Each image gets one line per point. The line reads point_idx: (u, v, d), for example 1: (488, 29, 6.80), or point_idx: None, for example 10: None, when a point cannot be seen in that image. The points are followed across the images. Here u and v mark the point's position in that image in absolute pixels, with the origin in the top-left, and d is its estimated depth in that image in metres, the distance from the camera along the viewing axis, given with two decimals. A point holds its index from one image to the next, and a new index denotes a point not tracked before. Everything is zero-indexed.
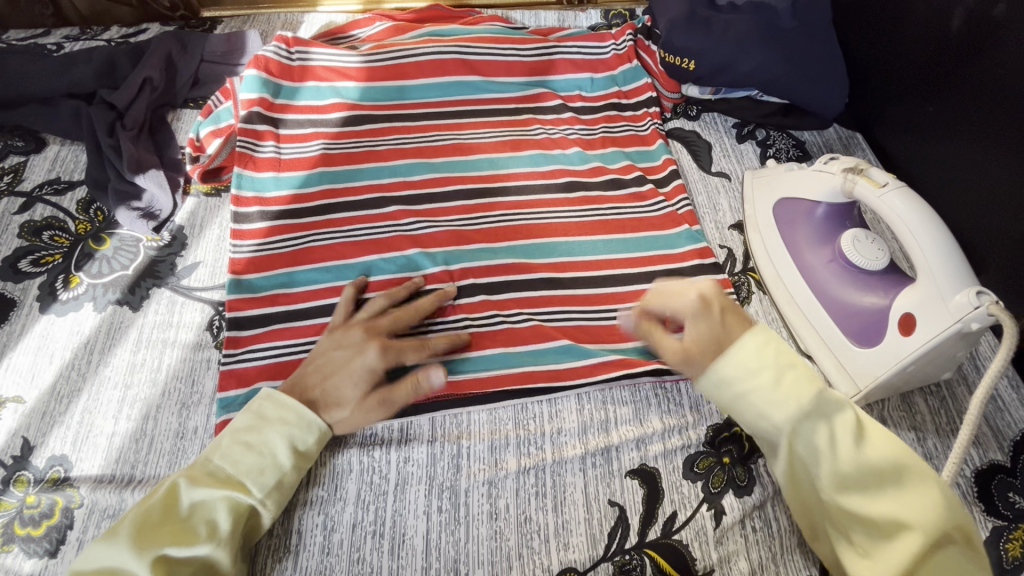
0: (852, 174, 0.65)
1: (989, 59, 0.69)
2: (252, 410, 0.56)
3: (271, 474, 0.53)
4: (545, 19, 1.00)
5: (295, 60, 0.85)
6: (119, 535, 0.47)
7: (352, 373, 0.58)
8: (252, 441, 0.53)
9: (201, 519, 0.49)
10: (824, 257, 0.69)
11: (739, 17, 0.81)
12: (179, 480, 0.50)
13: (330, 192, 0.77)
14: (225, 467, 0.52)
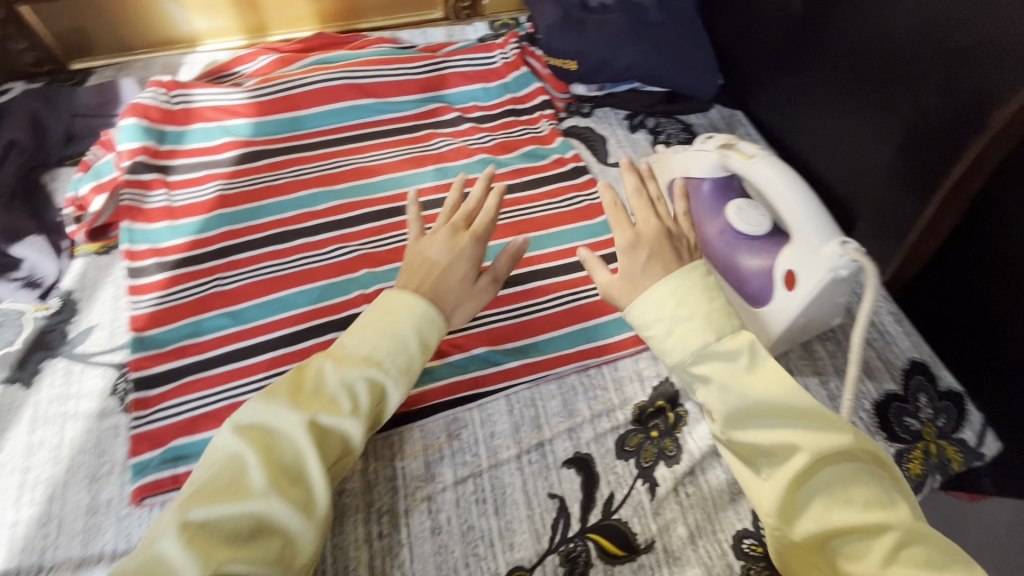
0: (725, 150, 0.71)
1: (829, 33, 0.75)
2: (379, 305, 0.55)
3: (408, 359, 0.53)
4: (433, 36, 1.01)
5: (177, 104, 0.83)
6: (274, 399, 0.48)
7: (451, 260, 0.58)
8: (385, 328, 0.53)
9: (343, 391, 0.50)
10: (717, 228, 0.73)
11: (610, 17, 0.86)
12: (324, 362, 0.51)
13: (231, 233, 0.75)
14: (359, 351, 0.52)
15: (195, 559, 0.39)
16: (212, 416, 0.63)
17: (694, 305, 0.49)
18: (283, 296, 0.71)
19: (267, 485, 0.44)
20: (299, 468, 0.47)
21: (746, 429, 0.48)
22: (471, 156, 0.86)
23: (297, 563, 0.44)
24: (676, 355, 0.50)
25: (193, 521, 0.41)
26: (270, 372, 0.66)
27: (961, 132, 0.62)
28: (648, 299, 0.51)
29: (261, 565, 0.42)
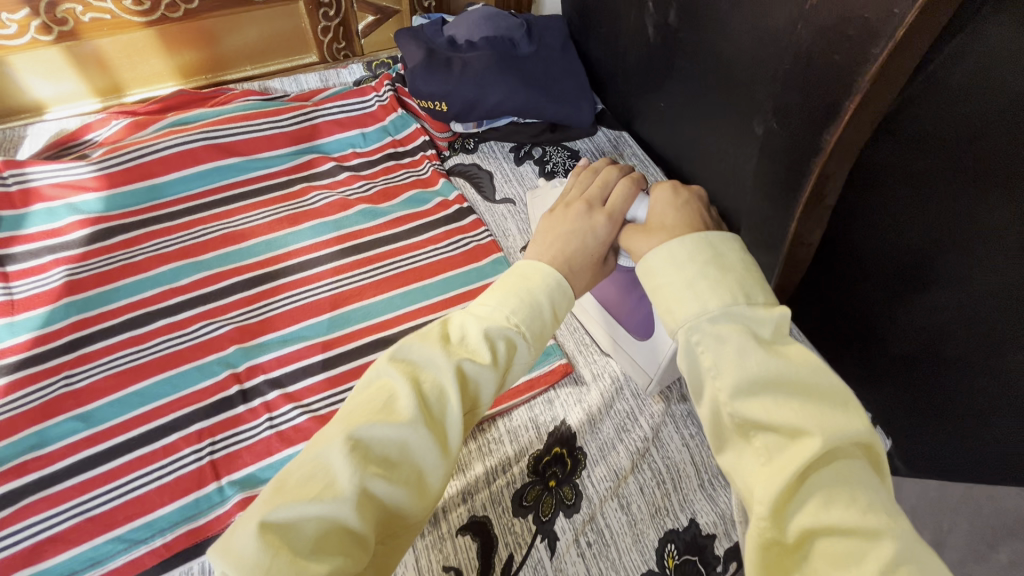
0: None
1: (681, 59, 0.76)
2: (513, 273, 0.52)
3: (533, 319, 0.48)
4: (307, 82, 0.98)
5: (12, 184, 0.76)
6: (427, 340, 0.46)
7: (601, 219, 0.57)
8: (509, 289, 0.49)
9: (427, 387, 0.43)
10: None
11: (477, 54, 0.84)
12: (467, 315, 0.48)
13: (81, 323, 0.69)
14: (500, 304, 0.49)
15: (351, 471, 0.38)
16: (58, 540, 0.56)
17: (722, 262, 0.47)
18: (141, 387, 0.65)
19: (416, 415, 0.41)
20: (435, 409, 0.43)
21: (756, 394, 0.41)
22: (349, 208, 0.82)
23: (426, 497, 0.42)
24: (691, 310, 0.45)
25: (347, 434, 0.40)
26: (127, 476, 0.60)
27: (804, 152, 0.62)
28: (679, 249, 0.48)
29: (398, 492, 0.39)
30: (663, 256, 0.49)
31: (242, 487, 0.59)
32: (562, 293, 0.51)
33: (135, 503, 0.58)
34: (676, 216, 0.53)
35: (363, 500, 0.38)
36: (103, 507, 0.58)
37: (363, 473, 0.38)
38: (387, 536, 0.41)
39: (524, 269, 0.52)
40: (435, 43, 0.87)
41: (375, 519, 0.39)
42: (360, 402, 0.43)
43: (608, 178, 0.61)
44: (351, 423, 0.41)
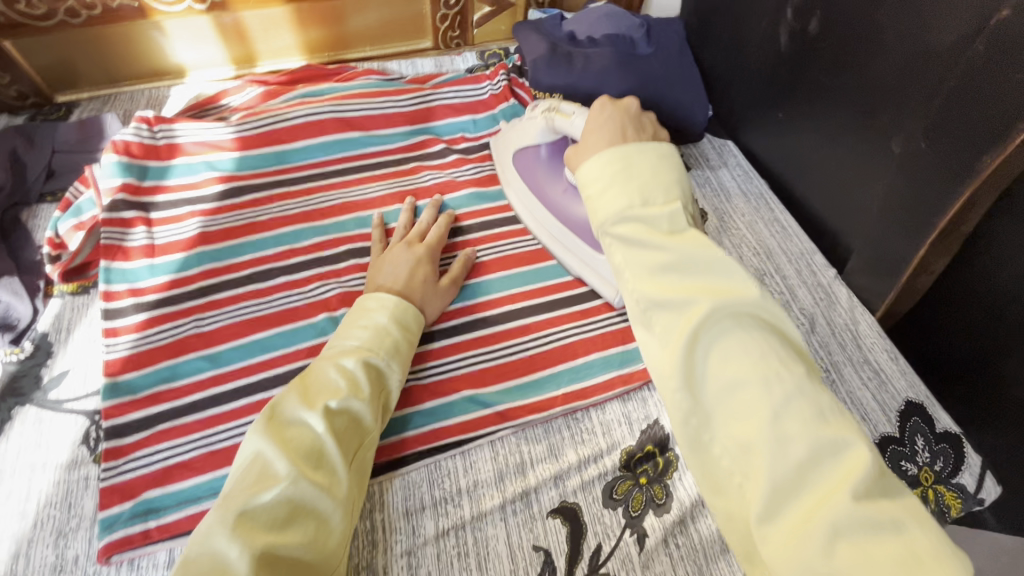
0: (549, 113, 0.76)
1: (815, 70, 0.75)
2: (356, 309, 0.64)
3: (388, 342, 0.61)
4: (422, 66, 1.01)
5: (160, 139, 0.82)
6: (287, 400, 0.53)
7: (426, 265, 0.72)
8: (365, 324, 0.62)
9: (297, 438, 0.50)
10: (560, 187, 0.79)
11: (599, 50, 0.86)
12: (314, 366, 0.57)
13: (211, 272, 0.74)
14: (349, 345, 0.59)
15: (243, 544, 0.42)
16: (185, 467, 0.61)
17: (634, 172, 0.53)
18: (263, 336, 0.69)
19: (294, 469, 0.48)
20: (317, 453, 0.50)
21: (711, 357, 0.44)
22: (457, 190, 0.85)
23: (330, 543, 0.47)
24: (603, 215, 0.53)
25: (234, 514, 0.44)
26: (246, 417, 0.64)
27: (946, 172, 0.61)
28: (596, 165, 0.55)
29: (299, 546, 0.45)
30: (585, 175, 0.55)
31: None
32: (385, 336, 0.61)
33: None
34: (602, 132, 0.59)
35: (264, 564, 0.42)
36: (224, 442, 0.62)
37: (254, 545, 0.42)
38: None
39: (366, 305, 0.64)
40: (556, 36, 0.89)
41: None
42: (234, 484, 0.48)
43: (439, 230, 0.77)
44: (233, 502, 0.45)
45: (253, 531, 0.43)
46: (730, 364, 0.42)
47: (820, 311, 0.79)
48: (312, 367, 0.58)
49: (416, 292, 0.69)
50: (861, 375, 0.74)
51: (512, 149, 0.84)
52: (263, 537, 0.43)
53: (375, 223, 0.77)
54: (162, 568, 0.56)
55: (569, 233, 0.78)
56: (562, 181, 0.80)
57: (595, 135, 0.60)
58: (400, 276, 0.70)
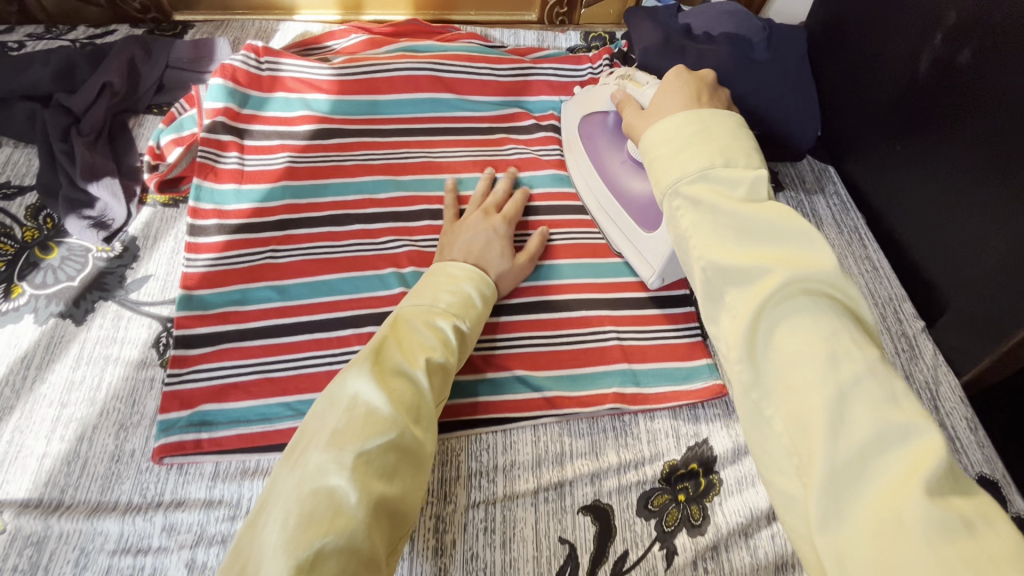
0: (623, 80, 0.70)
1: (957, 105, 0.68)
2: (440, 271, 0.64)
3: (473, 310, 0.61)
4: (524, 39, 1.00)
5: (265, 70, 0.83)
6: (385, 349, 0.52)
7: (502, 238, 0.71)
8: (452, 290, 0.61)
9: (400, 387, 0.50)
10: (618, 158, 0.76)
11: (715, 48, 0.81)
12: (410, 318, 0.57)
13: (293, 207, 0.75)
14: (439, 306, 0.59)
15: (361, 489, 0.43)
16: (241, 388, 0.63)
17: (715, 137, 0.48)
18: (330, 279, 0.71)
19: (402, 420, 0.47)
20: (417, 407, 0.50)
21: (711, 245, 0.45)
22: (540, 168, 0.83)
23: (417, 496, 0.48)
24: (670, 177, 0.49)
25: (350, 458, 0.44)
26: (304, 352, 0.65)
27: None
28: (669, 125, 0.51)
29: (398, 497, 0.46)
30: (658, 138, 0.51)
31: None
32: (472, 306, 0.61)
33: (307, 378, 0.64)
34: (675, 95, 0.56)
35: (375, 510, 0.43)
36: (280, 372, 0.64)
37: (371, 493, 0.43)
38: (395, 546, 0.46)
39: (451, 273, 0.63)
40: (671, 27, 0.85)
41: (385, 532, 0.44)
42: (338, 427, 0.46)
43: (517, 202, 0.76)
44: (344, 445, 0.44)
45: (362, 482, 0.43)
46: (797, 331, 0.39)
47: (900, 362, 0.74)
48: (406, 317, 0.57)
49: (491, 265, 0.68)
50: None
51: (580, 113, 0.81)
52: (371, 488, 0.43)
53: (449, 190, 0.76)
54: (206, 479, 0.58)
55: (617, 205, 0.75)
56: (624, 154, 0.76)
57: (665, 104, 0.56)
58: (476, 247, 0.69)
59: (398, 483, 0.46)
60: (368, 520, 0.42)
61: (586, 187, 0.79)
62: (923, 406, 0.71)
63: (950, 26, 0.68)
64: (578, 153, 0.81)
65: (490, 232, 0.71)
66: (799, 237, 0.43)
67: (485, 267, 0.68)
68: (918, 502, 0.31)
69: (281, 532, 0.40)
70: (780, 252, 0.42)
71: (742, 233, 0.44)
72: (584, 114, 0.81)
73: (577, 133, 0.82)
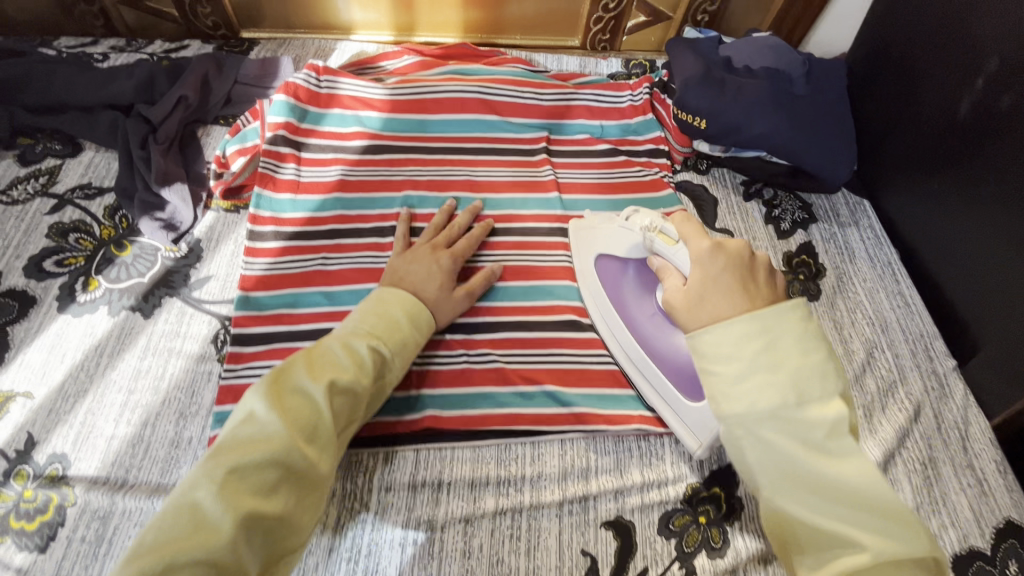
0: (649, 232, 0.63)
1: (995, 149, 0.69)
2: (375, 297, 0.63)
3: (399, 335, 0.60)
4: (567, 64, 1.03)
5: (323, 88, 0.89)
6: (296, 367, 0.53)
7: (443, 274, 0.70)
8: (382, 312, 0.61)
9: (293, 407, 0.50)
10: (647, 310, 0.70)
11: (754, 82, 0.84)
12: (334, 340, 0.57)
13: (343, 218, 0.80)
14: (362, 328, 0.59)
15: (227, 505, 0.43)
16: None
17: (779, 351, 0.46)
18: (375, 288, 0.75)
19: (291, 439, 0.47)
20: (311, 427, 0.50)
21: (762, 384, 0.45)
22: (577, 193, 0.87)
23: (305, 513, 0.49)
24: (737, 408, 0.46)
25: (221, 473, 0.44)
26: None
27: None
28: (724, 333, 0.47)
29: (276, 515, 0.45)
30: (713, 340, 0.48)
31: (434, 405, 0.68)
32: (396, 329, 0.60)
33: None
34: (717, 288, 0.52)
35: (243, 529, 0.43)
36: None
37: (236, 508, 0.43)
38: (277, 561, 0.47)
39: (385, 298, 0.62)
40: (712, 60, 0.87)
41: (258, 546, 0.44)
42: (226, 440, 0.47)
43: (473, 238, 0.76)
44: (223, 459, 0.45)
45: (232, 501, 0.43)
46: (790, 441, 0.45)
47: (929, 401, 0.74)
48: (328, 340, 0.57)
49: (429, 297, 0.67)
50: (961, 479, 0.68)
51: (594, 252, 0.75)
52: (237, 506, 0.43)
53: (403, 218, 0.78)
54: None
55: (654, 365, 0.68)
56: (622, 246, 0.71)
57: (709, 290, 0.53)
58: (418, 278, 0.68)
59: (275, 501, 0.46)
60: (232, 537, 0.42)
61: (603, 326, 0.73)
62: (953, 446, 0.70)
63: (992, 73, 0.69)
64: (589, 283, 0.76)
65: (432, 265, 0.70)
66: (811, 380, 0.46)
67: (423, 298, 0.67)
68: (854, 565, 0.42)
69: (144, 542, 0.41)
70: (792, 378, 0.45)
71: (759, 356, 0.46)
72: (599, 251, 0.75)
73: (593, 270, 0.76)
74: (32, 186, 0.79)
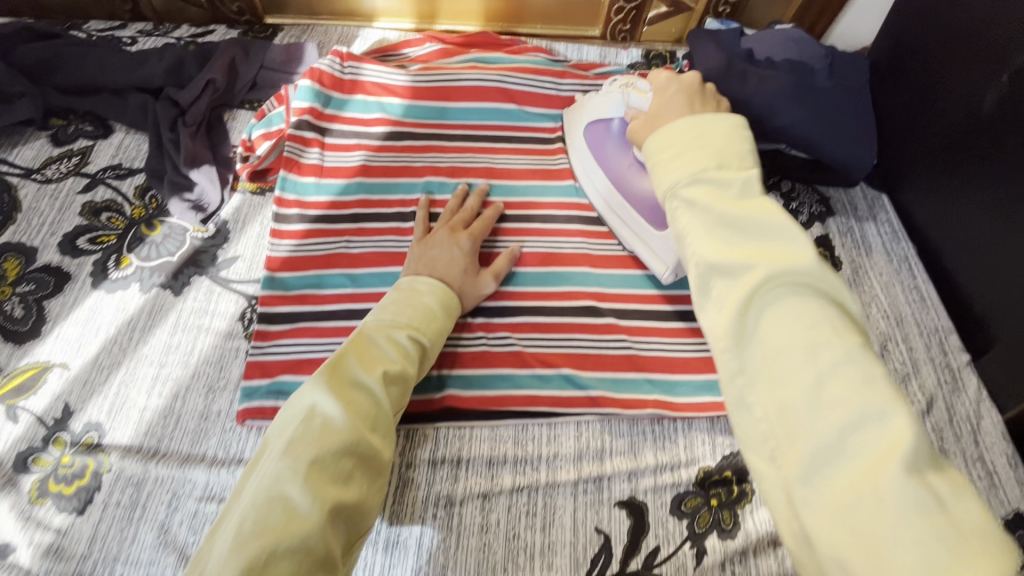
0: (626, 88, 0.72)
1: (1016, 146, 0.69)
2: (404, 287, 0.66)
3: (435, 325, 0.64)
4: (587, 54, 1.04)
5: (347, 74, 0.90)
6: (345, 359, 0.55)
7: (463, 256, 0.72)
8: (416, 304, 0.64)
9: (354, 395, 0.52)
10: (626, 160, 0.78)
11: (776, 74, 0.84)
12: (373, 331, 0.59)
13: (366, 203, 0.82)
14: (399, 320, 0.61)
15: (315, 494, 0.44)
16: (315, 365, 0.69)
17: (739, 207, 0.46)
18: (397, 271, 0.76)
19: (358, 427, 0.49)
20: (375, 416, 0.52)
21: (711, 244, 0.46)
22: None
23: (374, 499, 0.50)
24: (669, 179, 0.50)
25: (302, 465, 0.45)
26: None
27: None
28: (668, 133, 0.52)
29: (355, 501, 0.47)
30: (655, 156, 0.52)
31: (453, 385, 0.70)
32: (433, 319, 0.64)
33: None
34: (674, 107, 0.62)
35: (332, 515, 0.44)
36: None
37: (323, 495, 0.44)
38: (352, 547, 0.48)
39: (416, 287, 0.66)
40: (734, 52, 0.87)
41: (340, 533, 0.46)
42: (297, 432, 0.48)
43: (488, 216, 0.78)
44: (299, 454, 0.46)
45: (314, 488, 0.45)
46: (785, 334, 0.41)
47: (942, 394, 0.75)
48: (368, 330, 0.60)
49: (456, 280, 0.70)
50: (971, 470, 0.69)
51: (585, 122, 0.82)
52: (320, 494, 0.44)
53: (421, 205, 0.79)
54: None
55: (630, 210, 0.78)
56: (630, 156, 0.78)
57: (663, 109, 0.62)
58: (441, 264, 0.71)
59: (350, 486, 0.47)
60: (323, 523, 0.43)
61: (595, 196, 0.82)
62: (964, 438, 0.71)
63: (1016, 69, 0.69)
64: (580, 151, 0.84)
65: (455, 251, 0.72)
66: (781, 232, 0.45)
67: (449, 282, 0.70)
68: (899, 483, 0.34)
69: (235, 536, 0.41)
70: (761, 248, 0.44)
71: (737, 229, 0.46)
72: (588, 121, 0.82)
73: (585, 140, 0.83)
74: (65, 166, 0.81)
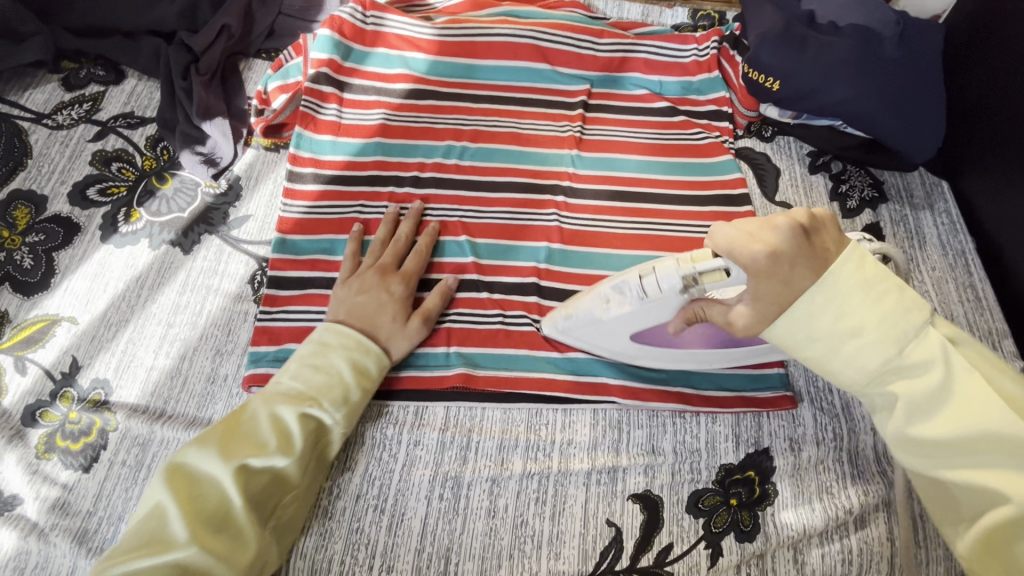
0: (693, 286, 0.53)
1: None
2: (315, 340, 0.62)
3: (338, 393, 0.59)
4: (628, 12, 0.95)
5: (369, 24, 0.84)
6: (209, 444, 0.54)
7: (387, 306, 0.65)
8: (319, 364, 0.60)
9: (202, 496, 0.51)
10: None
11: (840, 40, 0.76)
12: (259, 407, 0.57)
13: (383, 164, 0.77)
14: (294, 390, 0.58)
15: None
16: None
17: (856, 302, 0.46)
18: None
19: (185, 536, 0.48)
20: (219, 517, 0.51)
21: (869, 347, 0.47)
22: (628, 153, 0.81)
23: None
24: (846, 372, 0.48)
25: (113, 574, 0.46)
26: None
27: None
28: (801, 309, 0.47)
29: None
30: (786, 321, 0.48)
31: (465, 363, 0.66)
32: (335, 385, 0.59)
33: None
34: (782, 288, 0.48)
35: None
36: None
37: None
38: None
39: (327, 343, 0.61)
40: (794, 14, 0.79)
41: None
42: (133, 533, 0.50)
43: (420, 249, 0.70)
44: (116, 561, 0.47)
45: None
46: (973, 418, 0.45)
47: None
48: (257, 400, 0.58)
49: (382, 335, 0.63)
50: None
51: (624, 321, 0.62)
52: None
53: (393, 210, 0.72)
54: None
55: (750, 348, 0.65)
56: None
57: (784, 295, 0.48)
58: (366, 316, 0.64)
59: None
60: None
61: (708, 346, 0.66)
62: None
63: None
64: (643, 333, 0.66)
65: (380, 298, 0.65)
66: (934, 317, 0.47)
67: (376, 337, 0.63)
68: None
69: None
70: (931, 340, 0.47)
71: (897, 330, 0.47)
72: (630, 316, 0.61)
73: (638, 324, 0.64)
74: (76, 112, 0.78)
